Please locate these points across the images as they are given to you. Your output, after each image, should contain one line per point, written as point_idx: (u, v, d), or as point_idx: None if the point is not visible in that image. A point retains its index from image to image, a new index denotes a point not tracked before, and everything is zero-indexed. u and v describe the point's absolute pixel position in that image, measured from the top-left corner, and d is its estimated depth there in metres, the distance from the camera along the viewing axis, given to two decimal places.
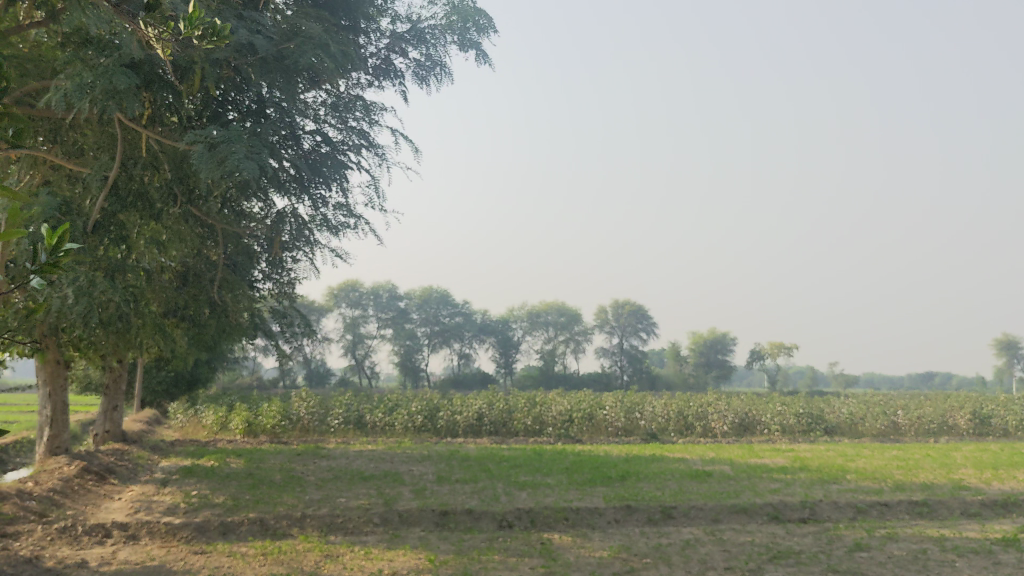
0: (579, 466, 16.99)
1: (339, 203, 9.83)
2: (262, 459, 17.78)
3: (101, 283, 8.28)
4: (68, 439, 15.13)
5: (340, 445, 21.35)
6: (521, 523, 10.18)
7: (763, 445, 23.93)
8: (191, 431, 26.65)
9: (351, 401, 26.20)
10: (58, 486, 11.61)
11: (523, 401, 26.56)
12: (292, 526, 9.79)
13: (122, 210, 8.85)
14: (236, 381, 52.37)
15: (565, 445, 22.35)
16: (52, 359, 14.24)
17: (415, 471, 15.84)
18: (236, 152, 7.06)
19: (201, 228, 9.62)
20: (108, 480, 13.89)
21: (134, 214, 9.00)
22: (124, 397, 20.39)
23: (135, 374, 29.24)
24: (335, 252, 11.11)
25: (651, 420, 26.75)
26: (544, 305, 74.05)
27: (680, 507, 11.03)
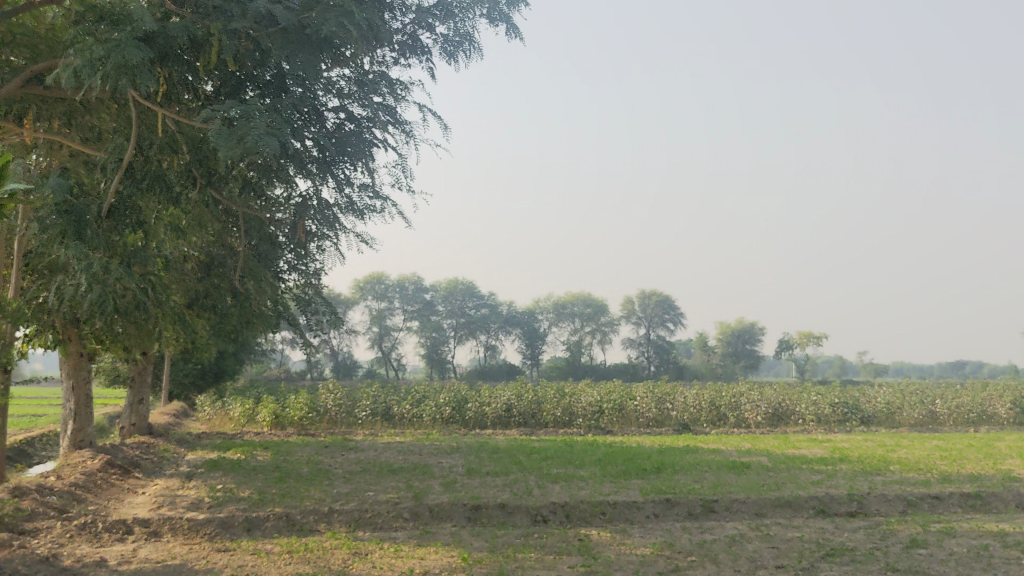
0: (612, 458, 16.56)
1: (365, 186, 9.45)
2: (289, 452, 17.49)
3: (115, 270, 7.87)
4: (93, 433, 14.93)
5: (367, 437, 21.05)
6: (556, 518, 9.79)
7: (798, 436, 23.40)
8: (218, 423, 26.47)
9: (378, 392, 25.90)
10: (81, 481, 11.35)
11: (552, 392, 26.15)
12: (319, 521, 9.44)
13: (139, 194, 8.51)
14: (262, 374, 52.31)
15: (596, 437, 21.92)
16: (75, 351, 14.00)
17: (445, 463, 15.50)
18: (256, 127, 6.68)
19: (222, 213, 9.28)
20: (132, 474, 13.63)
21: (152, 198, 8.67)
22: (149, 389, 20.18)
23: (162, 367, 29.10)
24: (361, 239, 10.73)
25: (683, 411, 26.28)
26: (571, 295, 73.52)
27: (722, 501, 10.57)
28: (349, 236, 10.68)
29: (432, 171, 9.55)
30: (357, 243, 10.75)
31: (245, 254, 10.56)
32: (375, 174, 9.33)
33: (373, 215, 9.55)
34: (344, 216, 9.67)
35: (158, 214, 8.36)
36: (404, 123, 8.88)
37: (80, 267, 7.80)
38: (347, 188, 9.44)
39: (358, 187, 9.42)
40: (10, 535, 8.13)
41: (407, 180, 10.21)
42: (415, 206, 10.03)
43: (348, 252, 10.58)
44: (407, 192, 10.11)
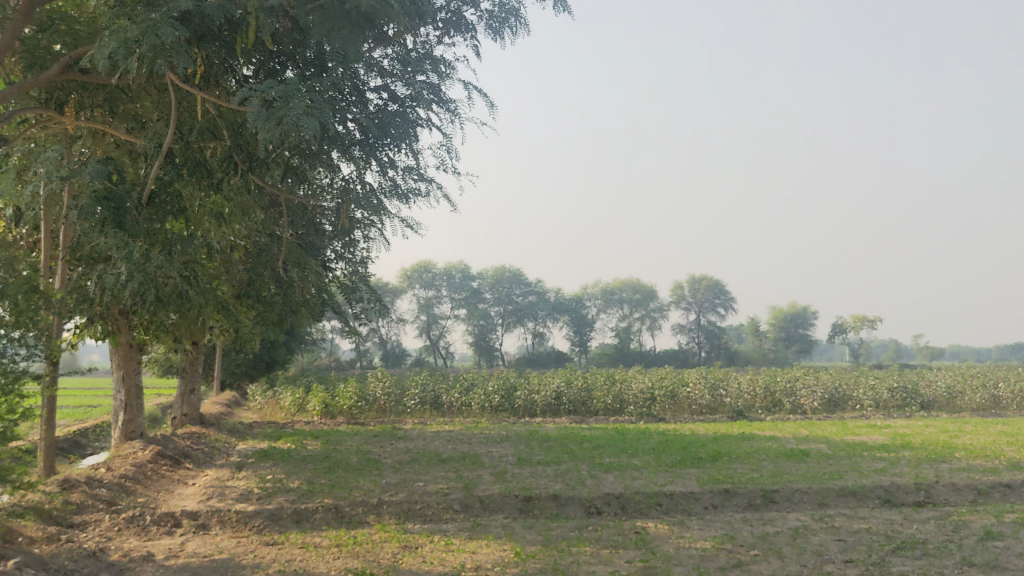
0: (666, 446, 16.19)
1: (410, 169, 9.20)
2: (339, 441, 17.40)
3: (155, 258, 7.76)
4: (143, 424, 14.94)
5: (417, 426, 20.91)
6: (611, 510, 9.50)
7: (857, 422, 22.80)
8: (269, 412, 26.57)
9: (427, 381, 25.78)
10: (131, 472, 11.32)
11: (602, 379, 25.81)
12: (368, 513, 9.25)
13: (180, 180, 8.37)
14: (312, 363, 52.63)
15: (649, 424, 21.55)
16: (125, 341, 13.99)
17: (495, 452, 15.27)
18: (294, 108, 6.44)
19: (265, 200, 9.09)
20: (183, 465, 13.59)
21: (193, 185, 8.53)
22: (200, 379, 20.23)
23: (214, 357, 29.29)
24: (407, 224, 10.50)
25: (737, 397, 25.80)
26: (619, 281, 72.92)
27: (783, 491, 10.20)
28: (394, 221, 10.46)
29: (477, 152, 9.27)
30: (403, 228, 10.51)
31: (289, 241, 10.39)
32: (420, 156, 9.08)
33: (419, 199, 9.31)
34: (389, 199, 9.44)
35: (199, 200, 8.22)
36: (449, 103, 8.61)
37: (121, 256, 7.71)
38: (391, 171, 9.20)
39: (402, 170, 9.19)
40: (58, 529, 8.06)
41: (453, 163, 9.94)
42: (461, 189, 9.76)
43: (393, 238, 10.35)
44: (452, 174, 9.85)
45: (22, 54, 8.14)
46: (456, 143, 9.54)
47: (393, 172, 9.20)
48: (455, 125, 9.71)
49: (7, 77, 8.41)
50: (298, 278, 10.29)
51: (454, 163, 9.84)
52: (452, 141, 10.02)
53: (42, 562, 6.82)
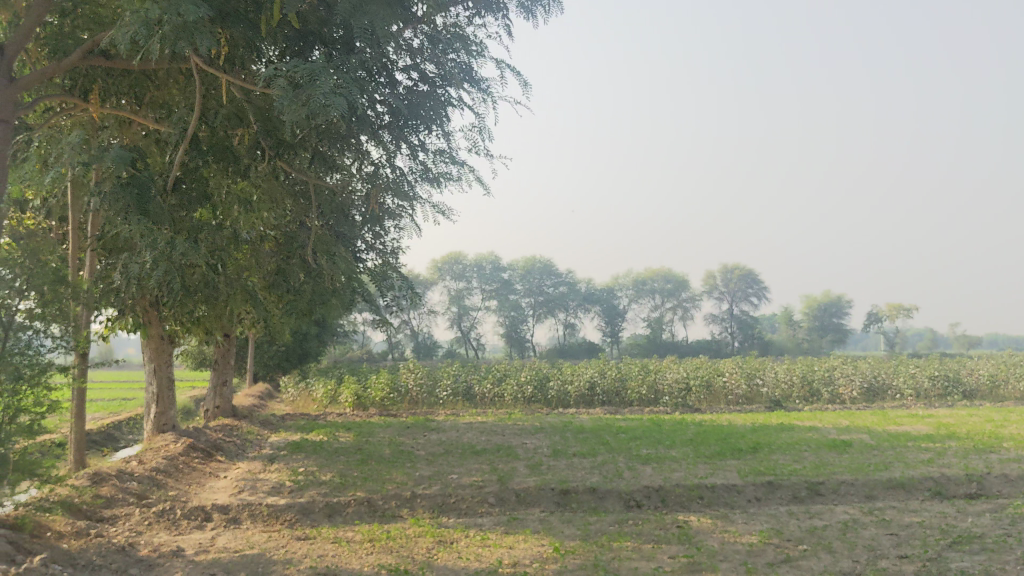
0: (704, 437, 15.86)
1: (441, 152, 8.98)
2: (371, 433, 17.24)
3: (178, 241, 7.58)
4: (175, 416, 14.87)
5: (450, 417, 20.72)
6: (651, 503, 9.23)
7: (898, 412, 22.32)
8: (302, 405, 26.52)
9: (460, 372, 25.60)
10: (162, 466, 11.21)
11: (636, 369, 25.48)
12: (401, 506, 9.05)
13: (206, 167, 8.20)
14: (344, 355, 52.70)
15: (685, 415, 21.20)
16: (156, 333, 13.90)
17: (529, 444, 15.03)
18: (321, 88, 6.23)
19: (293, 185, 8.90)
20: (215, 458, 13.49)
21: (219, 172, 8.35)
22: (233, 372, 20.17)
23: (246, 350, 29.31)
24: (439, 210, 10.28)
25: (774, 387, 25.39)
26: (651, 271, 72.36)
27: (829, 483, 9.87)
28: (426, 206, 10.25)
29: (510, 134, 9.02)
30: (435, 214, 10.30)
31: (317, 228, 10.19)
32: (451, 139, 8.85)
33: (450, 183, 9.09)
34: (419, 183, 9.23)
35: (224, 186, 8.06)
36: (481, 84, 8.37)
37: (144, 242, 7.54)
38: (422, 154, 8.99)
39: (433, 153, 8.97)
40: (87, 523, 7.94)
41: (486, 146, 9.69)
42: (494, 173, 9.52)
43: (425, 223, 10.15)
44: (485, 158, 9.61)
45: (45, 40, 8.00)
46: (488, 125, 9.30)
47: (423, 155, 8.98)
48: (487, 107, 9.46)
49: (31, 63, 8.28)
50: (328, 265, 10.12)
51: (486, 146, 9.59)
52: (484, 124, 9.77)
53: (70, 557, 6.67)
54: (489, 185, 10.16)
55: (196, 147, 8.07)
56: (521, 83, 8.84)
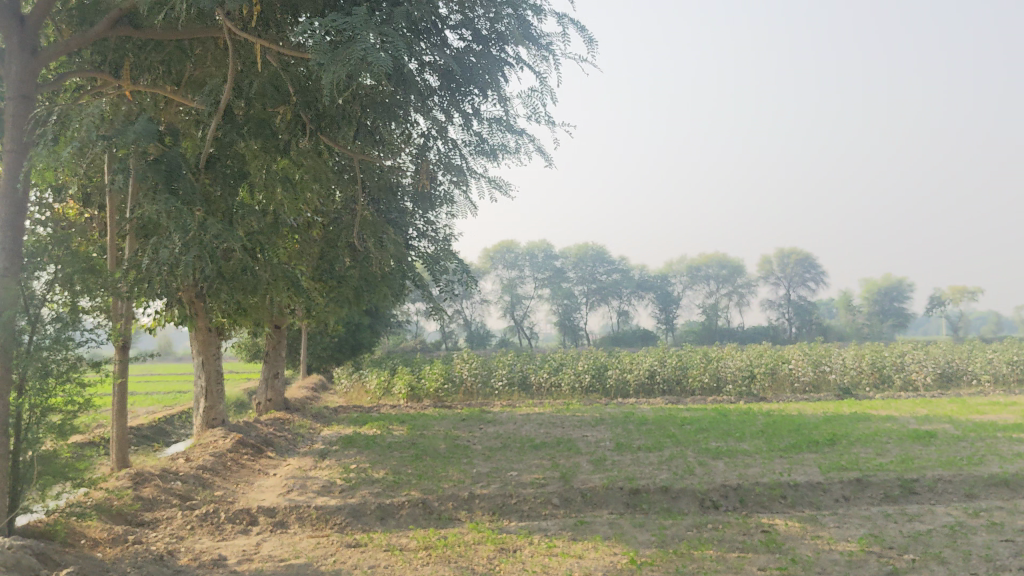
0: (775, 428, 15.03)
1: (498, 121, 8.33)
2: (426, 425, 16.68)
3: (208, 222, 7.13)
4: (225, 411, 14.43)
5: (506, 408, 20.10)
6: (728, 503, 8.49)
7: (977, 399, 21.20)
8: (355, 397, 26.12)
9: (515, 362, 24.98)
10: (210, 464, 10.74)
11: (698, 356, 24.59)
12: (459, 508, 8.43)
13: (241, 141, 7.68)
14: (398, 346, 52.40)
15: (751, 404, 20.33)
16: (203, 325, 13.45)
17: (591, 436, 14.34)
18: (366, 44, 5.65)
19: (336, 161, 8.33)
20: (265, 454, 13.01)
21: (257, 149, 7.83)
22: (284, 364, 19.74)
23: (300, 341, 28.99)
24: (499, 187, 9.62)
25: (843, 374, 24.38)
26: (705, 257, 71.07)
27: (924, 480, 9.02)
28: (482, 183, 9.59)
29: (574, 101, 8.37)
30: (495, 193, 9.64)
31: (364, 210, 9.60)
32: (510, 106, 8.20)
33: (509, 156, 8.43)
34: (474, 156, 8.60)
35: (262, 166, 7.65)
36: (543, 43, 7.70)
37: (172, 223, 7.08)
38: (478, 124, 8.35)
39: (490, 123, 8.32)
40: (125, 529, 7.43)
41: (546, 114, 8.97)
42: (556, 142, 8.86)
43: (483, 202, 9.49)
44: (545, 127, 8.94)
45: (73, 11, 7.48)
46: (550, 90, 8.64)
47: (479, 127, 8.34)
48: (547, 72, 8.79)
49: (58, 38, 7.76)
50: (377, 248, 9.50)
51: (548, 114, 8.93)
52: (545, 90, 9.10)
53: (103, 570, 6.15)
54: (550, 157, 9.50)
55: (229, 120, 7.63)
56: (583, 40, 8.17)
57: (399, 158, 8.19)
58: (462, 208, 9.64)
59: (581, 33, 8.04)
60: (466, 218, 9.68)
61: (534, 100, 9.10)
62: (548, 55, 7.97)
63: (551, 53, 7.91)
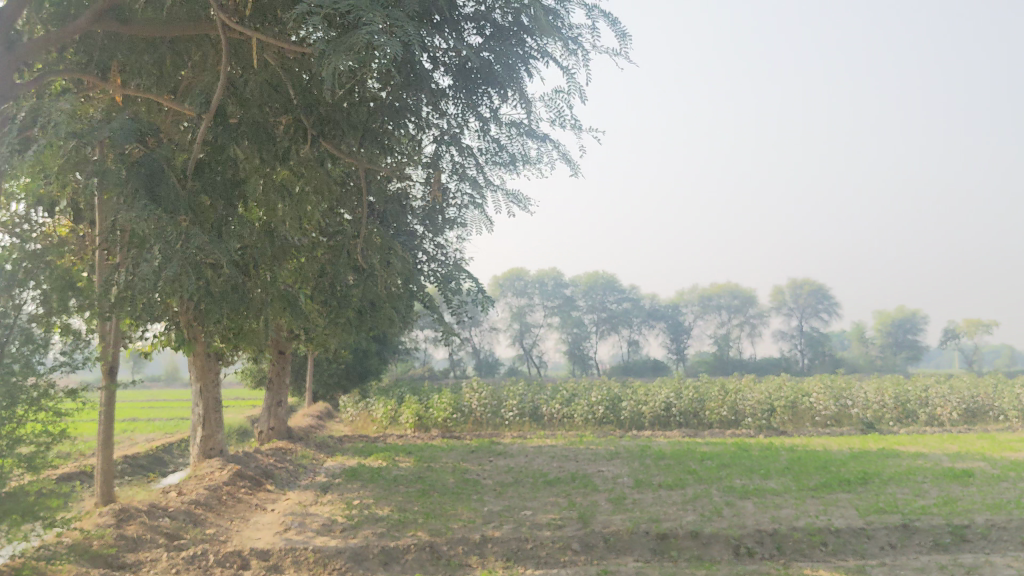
0: (801, 465, 14.29)
1: (519, 126, 7.78)
2: (434, 458, 15.97)
3: (193, 234, 6.66)
4: (223, 440, 13.73)
5: (517, 439, 19.39)
6: (764, 551, 7.77)
7: (1006, 435, 20.38)
8: (361, 426, 25.42)
9: (526, 392, 24.30)
10: (203, 498, 10.07)
11: (715, 388, 23.85)
12: (470, 553, 7.73)
13: (233, 145, 7.14)
14: (406, 373, 51.74)
15: (772, 438, 19.57)
16: (201, 349, 12.82)
17: (608, 472, 13.61)
18: (373, 30, 5.17)
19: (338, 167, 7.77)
20: (264, 487, 12.34)
21: (251, 154, 7.27)
22: (288, 392, 19.06)
23: (306, 368, 28.37)
24: (520, 200, 9.00)
25: (865, 408, 23.57)
26: (717, 287, 70.35)
27: (977, 527, 8.29)
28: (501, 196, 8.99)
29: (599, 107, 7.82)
30: (516, 206, 9.02)
31: (369, 223, 8.99)
32: (531, 108, 7.64)
33: (531, 164, 7.85)
34: (492, 163, 8.04)
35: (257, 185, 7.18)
36: (569, 37, 7.15)
37: (154, 234, 6.60)
38: (496, 128, 7.77)
39: (509, 126, 7.75)
40: (103, 573, 6.77)
41: (572, 119, 8.37)
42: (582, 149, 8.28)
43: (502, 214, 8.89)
44: (570, 133, 8.33)
45: (58, 7, 6.92)
46: (577, 91, 8.05)
47: (499, 131, 7.79)
48: (573, 72, 8.23)
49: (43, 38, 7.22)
50: (383, 265, 8.94)
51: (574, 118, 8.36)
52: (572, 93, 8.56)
53: None
54: (575, 165, 8.92)
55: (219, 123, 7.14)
56: (615, 35, 7.58)
57: (408, 163, 7.62)
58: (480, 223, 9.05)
59: (613, 27, 7.46)
60: (483, 234, 9.11)
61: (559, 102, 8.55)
62: (574, 52, 7.43)
63: (577, 49, 7.38)
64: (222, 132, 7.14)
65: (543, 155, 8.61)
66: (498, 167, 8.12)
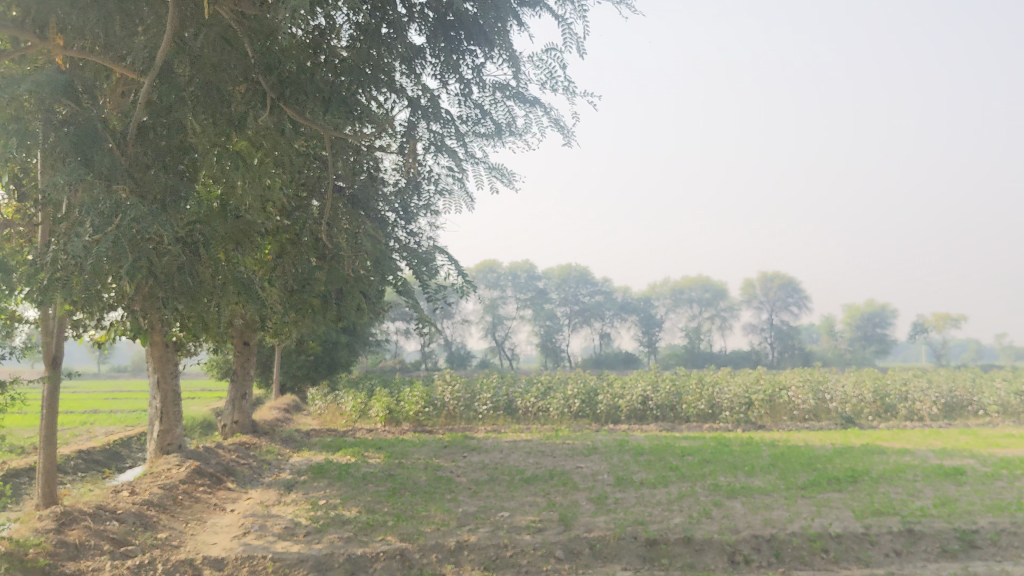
0: (786, 461, 13.82)
1: (504, 90, 7.44)
2: (405, 453, 15.34)
3: (130, 206, 6.09)
4: (182, 435, 13.00)
5: (490, 434, 18.81)
6: (762, 559, 7.25)
7: (989, 430, 20.07)
8: (329, 419, 24.73)
9: (499, 385, 23.72)
10: (157, 499, 9.39)
11: (692, 381, 23.40)
12: (444, 562, 7.12)
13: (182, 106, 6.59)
14: (377, 365, 51.02)
15: (751, 433, 19.13)
16: (159, 339, 12.10)
17: (586, 468, 13.05)
18: None
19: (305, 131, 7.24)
20: (225, 486, 11.64)
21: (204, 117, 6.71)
22: (253, 384, 18.32)
23: (273, 359, 27.63)
24: (505, 172, 8.66)
25: (844, 403, 23.21)
26: (689, 280, 70.18)
27: (985, 533, 7.85)
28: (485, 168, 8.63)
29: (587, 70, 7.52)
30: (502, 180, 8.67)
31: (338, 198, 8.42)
32: (518, 69, 7.32)
33: (517, 131, 7.51)
34: (475, 130, 7.70)
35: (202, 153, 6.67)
36: None
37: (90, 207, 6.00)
38: (478, 88, 7.28)
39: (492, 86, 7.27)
40: None
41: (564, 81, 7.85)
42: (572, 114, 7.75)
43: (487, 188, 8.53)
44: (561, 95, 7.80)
45: None
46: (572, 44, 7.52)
47: (481, 96, 7.44)
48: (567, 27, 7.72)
49: None
50: (350, 247, 8.41)
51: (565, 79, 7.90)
52: (560, 56, 8.27)
53: None
54: (567, 133, 8.43)
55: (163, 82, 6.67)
56: None
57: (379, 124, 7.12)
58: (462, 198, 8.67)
59: None
60: (466, 211, 8.73)
61: (547, 66, 8.25)
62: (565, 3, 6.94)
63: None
64: (167, 88, 6.70)
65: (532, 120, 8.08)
66: (481, 136, 7.79)
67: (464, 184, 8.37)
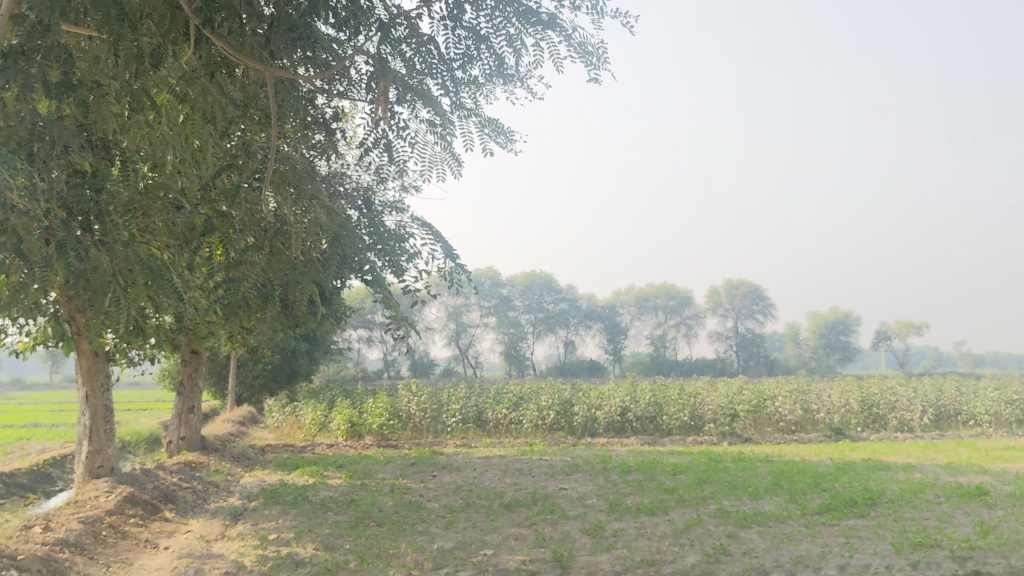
0: (788, 481, 12.57)
1: (505, 7, 6.30)
2: (369, 473, 13.88)
3: None
4: (116, 456, 11.42)
5: (461, 449, 17.41)
6: None
7: (987, 442, 19.03)
8: (287, 432, 23.15)
9: (468, 395, 22.31)
10: (74, 536, 7.90)
11: (672, 391, 22.15)
12: None
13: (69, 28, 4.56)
14: (338, 374, 49.33)
15: (738, 447, 17.92)
16: (87, 346, 10.62)
17: (573, 491, 11.66)
18: None
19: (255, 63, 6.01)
20: (162, 516, 10.12)
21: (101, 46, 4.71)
22: (202, 396, 16.73)
23: (228, 369, 26.01)
24: (507, 131, 7.41)
25: (832, 413, 22.10)
26: (655, 288, 69.26)
27: None
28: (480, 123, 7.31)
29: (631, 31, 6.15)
30: (504, 138, 7.43)
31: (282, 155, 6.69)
32: None
33: (513, 62, 6.34)
34: (468, 65, 6.55)
35: (87, 98, 4.69)
36: None
37: None
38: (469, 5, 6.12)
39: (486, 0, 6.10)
40: None
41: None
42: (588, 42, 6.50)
43: (482, 147, 7.36)
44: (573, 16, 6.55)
45: None
46: None
47: (475, 19, 6.29)
48: None
49: None
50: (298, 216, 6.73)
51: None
52: None
53: None
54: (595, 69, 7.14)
55: (24, 12, 4.20)
56: None
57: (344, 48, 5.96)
58: (449, 161, 7.50)
59: None
60: (454, 178, 7.58)
61: None
62: None
63: None
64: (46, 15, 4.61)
65: (542, 53, 6.84)
66: (476, 78, 6.67)
67: (452, 139, 7.22)
